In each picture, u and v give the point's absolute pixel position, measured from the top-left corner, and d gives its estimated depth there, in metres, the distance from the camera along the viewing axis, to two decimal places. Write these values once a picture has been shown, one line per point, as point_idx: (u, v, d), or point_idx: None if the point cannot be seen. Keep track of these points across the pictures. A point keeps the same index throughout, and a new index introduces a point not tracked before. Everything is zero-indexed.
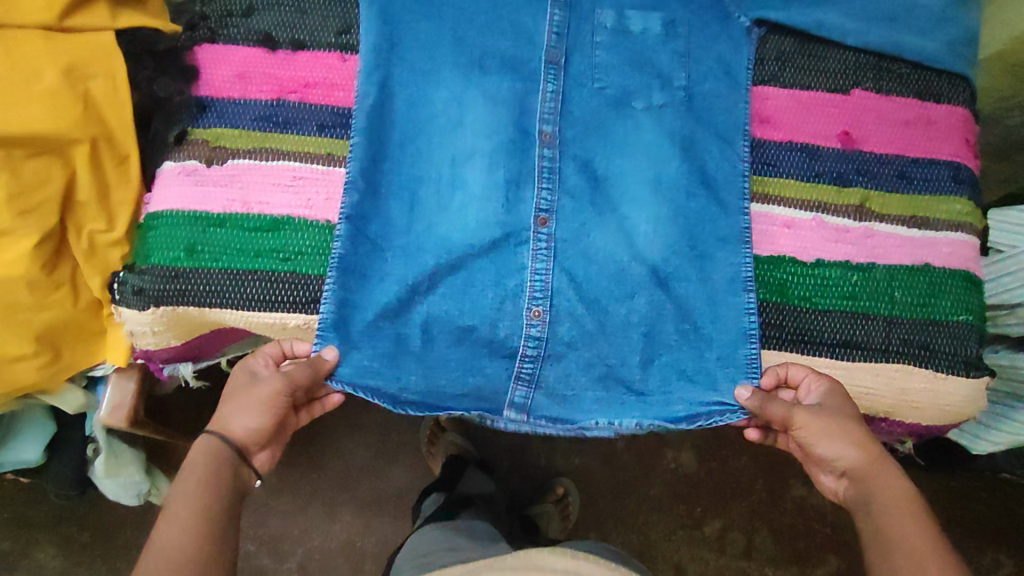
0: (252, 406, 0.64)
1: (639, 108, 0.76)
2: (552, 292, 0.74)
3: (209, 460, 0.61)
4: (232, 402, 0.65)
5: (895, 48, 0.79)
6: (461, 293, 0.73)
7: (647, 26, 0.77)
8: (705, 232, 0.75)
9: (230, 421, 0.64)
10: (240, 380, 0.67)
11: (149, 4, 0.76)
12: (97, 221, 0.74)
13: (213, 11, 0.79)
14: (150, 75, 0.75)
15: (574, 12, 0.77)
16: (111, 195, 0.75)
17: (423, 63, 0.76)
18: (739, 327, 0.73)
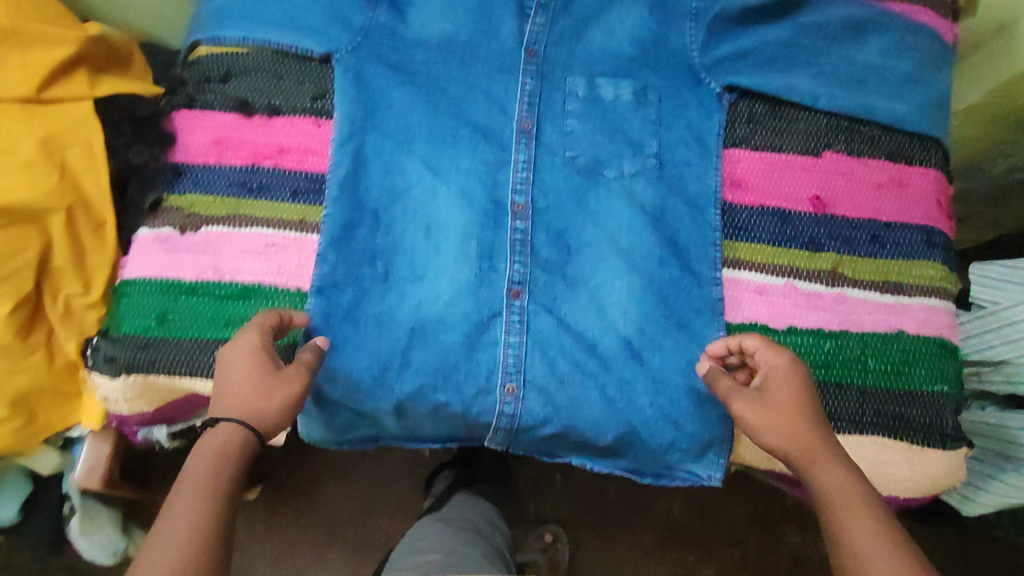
0: (267, 398, 0.60)
1: (611, 176, 0.78)
2: (524, 367, 0.71)
3: (220, 447, 0.57)
4: (241, 383, 0.61)
5: (866, 109, 0.81)
6: (444, 371, 0.70)
7: (619, 93, 0.81)
8: (679, 306, 0.73)
9: (241, 408, 0.59)
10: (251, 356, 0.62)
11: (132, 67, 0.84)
12: (73, 285, 0.75)
13: (194, 76, 0.81)
14: (127, 142, 0.77)
15: (546, 80, 0.81)
16: (87, 259, 0.76)
17: (399, 132, 0.78)
18: (710, 405, 0.70)
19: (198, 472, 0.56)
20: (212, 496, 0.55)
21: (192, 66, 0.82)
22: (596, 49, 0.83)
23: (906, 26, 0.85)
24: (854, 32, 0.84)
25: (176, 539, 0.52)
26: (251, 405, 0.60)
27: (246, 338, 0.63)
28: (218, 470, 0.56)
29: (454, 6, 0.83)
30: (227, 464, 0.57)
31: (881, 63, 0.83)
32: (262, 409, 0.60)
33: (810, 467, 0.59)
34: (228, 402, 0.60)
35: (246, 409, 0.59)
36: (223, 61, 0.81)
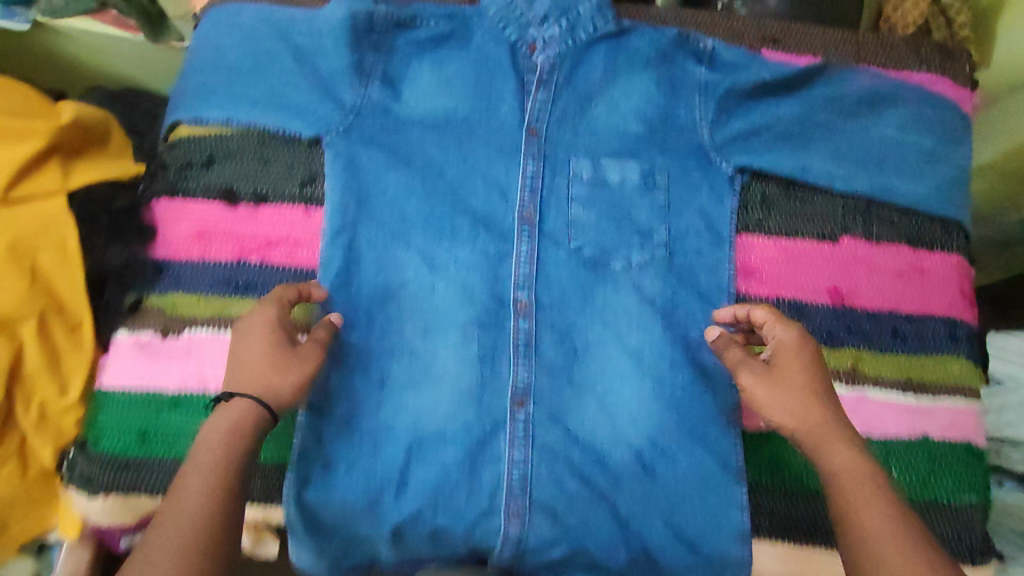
0: (281, 374, 0.59)
1: (617, 268, 0.74)
2: (531, 487, 0.67)
3: (229, 421, 0.55)
4: (253, 360, 0.59)
5: (882, 189, 0.77)
6: (443, 493, 0.67)
7: (625, 176, 0.77)
8: (694, 409, 0.69)
9: (254, 382, 0.58)
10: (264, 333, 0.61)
11: (110, 144, 0.78)
12: (48, 388, 0.70)
13: (175, 159, 0.76)
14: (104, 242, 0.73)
15: (549, 162, 0.77)
16: (62, 362, 0.71)
17: (394, 224, 0.74)
18: (724, 527, 0.67)
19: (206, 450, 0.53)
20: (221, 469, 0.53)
21: (173, 147, 0.77)
22: (600, 128, 0.79)
23: (925, 99, 0.81)
24: (871, 104, 0.80)
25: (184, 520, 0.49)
26: (264, 379, 0.58)
27: (258, 316, 0.63)
28: (230, 446, 0.54)
29: (451, 80, 0.79)
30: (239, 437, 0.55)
31: (899, 138, 0.79)
32: (274, 384, 0.59)
33: (819, 448, 0.57)
34: (237, 380, 0.58)
35: (256, 384, 0.58)
36: (207, 142, 0.76)
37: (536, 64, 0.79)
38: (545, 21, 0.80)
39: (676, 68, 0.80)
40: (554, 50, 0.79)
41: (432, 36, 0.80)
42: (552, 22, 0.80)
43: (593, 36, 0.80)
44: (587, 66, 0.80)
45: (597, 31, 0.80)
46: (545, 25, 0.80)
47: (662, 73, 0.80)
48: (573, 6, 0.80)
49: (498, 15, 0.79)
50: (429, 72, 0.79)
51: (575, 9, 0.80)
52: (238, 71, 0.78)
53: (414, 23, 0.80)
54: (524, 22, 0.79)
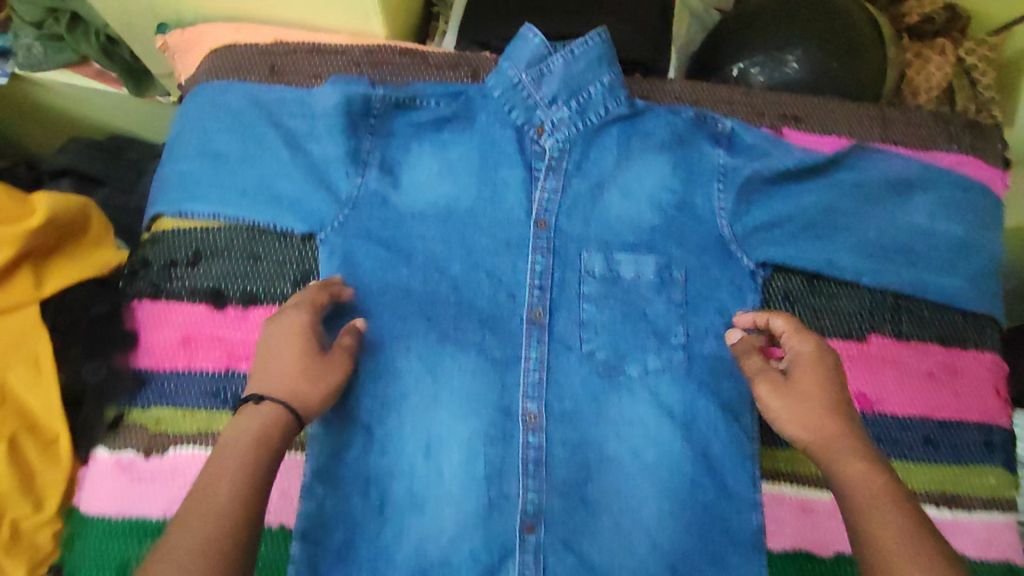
0: (310, 384, 0.58)
1: (633, 374, 0.70)
2: None
3: (254, 422, 0.54)
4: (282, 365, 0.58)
5: (912, 284, 0.73)
6: None
7: (640, 271, 0.73)
8: (719, 523, 0.67)
9: (283, 386, 0.57)
10: (291, 338, 0.60)
11: (88, 229, 0.72)
12: (22, 507, 0.62)
13: (159, 256, 0.71)
14: (81, 361, 0.67)
15: (559, 256, 0.72)
16: (37, 479, 0.64)
17: (395, 326, 0.70)
18: None
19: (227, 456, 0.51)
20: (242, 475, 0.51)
21: (156, 241, 0.72)
22: (613, 217, 0.74)
23: (956, 182, 0.77)
24: (899, 189, 0.76)
25: (212, 519, 0.48)
26: (290, 388, 0.57)
27: (291, 318, 0.62)
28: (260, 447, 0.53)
29: (454, 167, 0.75)
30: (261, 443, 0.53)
31: (928, 226, 0.75)
32: (302, 392, 0.58)
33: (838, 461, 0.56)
34: (263, 385, 0.57)
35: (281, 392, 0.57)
36: (193, 237, 0.72)
37: (545, 149, 0.75)
38: (553, 102, 0.74)
39: (692, 152, 0.76)
40: (563, 133, 0.75)
41: (433, 118, 0.75)
42: (561, 103, 0.74)
43: (604, 119, 0.75)
44: (599, 150, 0.75)
45: (609, 113, 0.75)
46: (553, 106, 0.74)
47: (679, 156, 0.76)
48: (584, 85, 0.74)
49: (504, 97, 0.75)
50: (430, 157, 0.75)
51: (586, 89, 0.74)
52: (225, 159, 0.73)
53: (414, 104, 0.75)
54: (532, 103, 0.74)
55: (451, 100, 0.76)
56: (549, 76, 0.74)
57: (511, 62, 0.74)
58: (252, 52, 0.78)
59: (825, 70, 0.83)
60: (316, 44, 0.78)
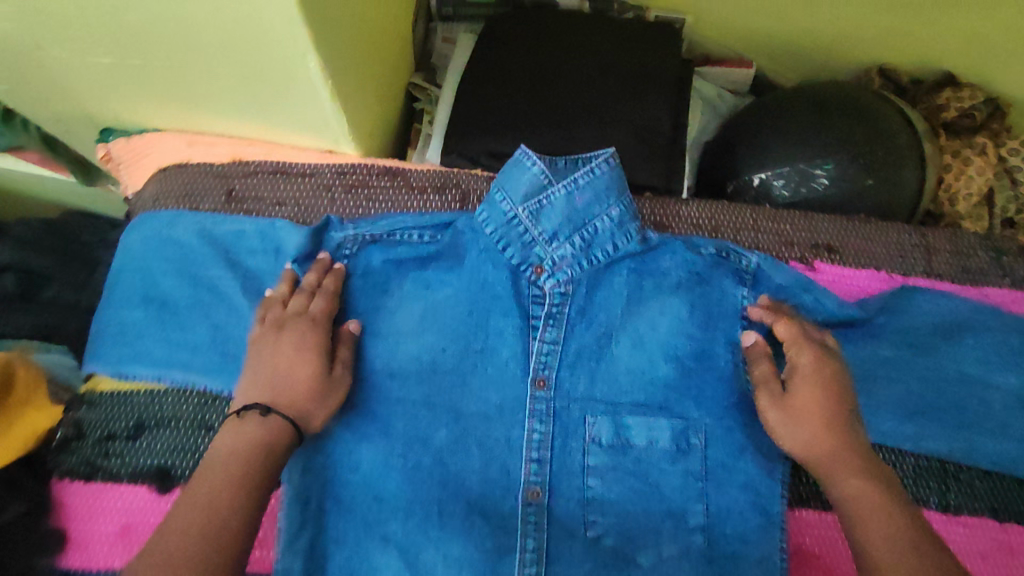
0: (312, 402, 0.57)
1: (645, 565, 0.60)
2: None
3: (253, 437, 0.52)
4: (283, 378, 0.57)
5: (962, 446, 0.64)
6: None
7: (653, 437, 0.63)
8: None
9: (288, 401, 0.55)
10: (293, 350, 0.58)
11: (15, 386, 0.62)
12: None
13: (95, 428, 0.62)
14: None
15: (560, 422, 0.63)
16: None
17: (370, 508, 0.60)
18: None
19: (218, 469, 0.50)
20: (240, 492, 0.49)
21: (93, 406, 0.63)
22: (621, 374, 0.65)
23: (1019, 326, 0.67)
24: (945, 332, 0.67)
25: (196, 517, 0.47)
26: (294, 404, 0.56)
27: (295, 327, 0.60)
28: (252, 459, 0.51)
29: (438, 313, 0.65)
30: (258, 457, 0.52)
31: (981, 377, 0.65)
32: (303, 407, 0.56)
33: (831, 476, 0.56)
34: (263, 397, 0.56)
35: (285, 406, 0.55)
36: (137, 403, 0.63)
37: (544, 291, 0.66)
38: (554, 238, 0.65)
39: (713, 292, 0.66)
40: (565, 274, 0.65)
41: (416, 255, 0.66)
42: (563, 239, 0.65)
43: (613, 257, 0.66)
44: (606, 293, 0.66)
45: (619, 250, 0.66)
46: (554, 242, 0.65)
47: (698, 298, 0.66)
48: (589, 219, 0.64)
49: (497, 233, 0.65)
50: (412, 302, 0.65)
51: (591, 224, 0.65)
52: (174, 309, 0.64)
53: (393, 239, 0.65)
54: (528, 240, 0.65)
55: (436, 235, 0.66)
56: (549, 210, 0.64)
57: (503, 189, 0.65)
58: (205, 174, 0.68)
59: (859, 188, 0.74)
60: (282, 164, 0.68)
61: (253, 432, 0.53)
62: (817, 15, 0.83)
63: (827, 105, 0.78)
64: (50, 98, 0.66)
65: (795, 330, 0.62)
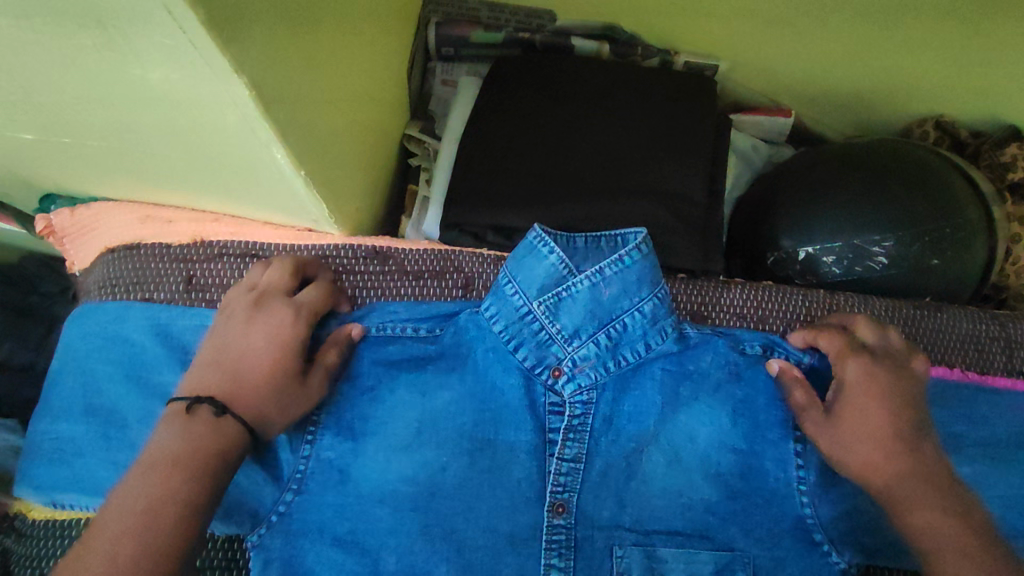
0: (277, 403, 0.48)
1: None
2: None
3: (206, 446, 0.44)
4: (248, 371, 0.47)
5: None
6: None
7: (692, 571, 0.52)
8: None
9: (251, 399, 0.47)
10: (266, 342, 0.49)
11: None
12: None
13: (25, 567, 0.51)
14: None
15: (582, 554, 0.52)
16: None
17: None
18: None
19: (155, 476, 0.42)
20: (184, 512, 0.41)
21: (25, 538, 0.52)
22: (656, 495, 0.54)
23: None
24: None
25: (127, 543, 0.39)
26: (256, 404, 0.47)
27: (276, 310, 0.51)
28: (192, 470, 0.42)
29: (437, 424, 0.54)
30: (211, 473, 0.43)
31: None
32: (266, 407, 0.47)
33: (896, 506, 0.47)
34: (220, 391, 0.47)
35: (246, 404, 0.46)
36: (72, 538, 0.52)
37: (564, 398, 0.56)
38: (575, 337, 0.55)
39: (760, 397, 0.56)
40: (587, 377, 0.56)
41: (411, 356, 0.56)
42: (586, 336, 0.55)
43: (644, 357, 0.56)
44: (636, 399, 0.56)
45: (650, 351, 0.56)
46: (575, 341, 0.55)
47: (744, 407, 0.56)
48: (617, 314, 0.55)
49: (507, 331, 0.56)
50: (406, 409, 0.54)
51: (619, 320, 0.55)
52: (120, 421, 0.53)
53: (386, 334, 0.56)
54: (544, 338, 0.55)
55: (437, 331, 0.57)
56: (569, 303, 0.55)
57: (515, 276, 0.55)
58: (160, 257, 0.57)
59: (922, 266, 0.65)
60: (250, 246, 0.57)
61: (206, 436, 0.44)
62: (861, 63, 0.75)
63: (879, 167, 0.68)
64: None
65: (837, 342, 0.54)
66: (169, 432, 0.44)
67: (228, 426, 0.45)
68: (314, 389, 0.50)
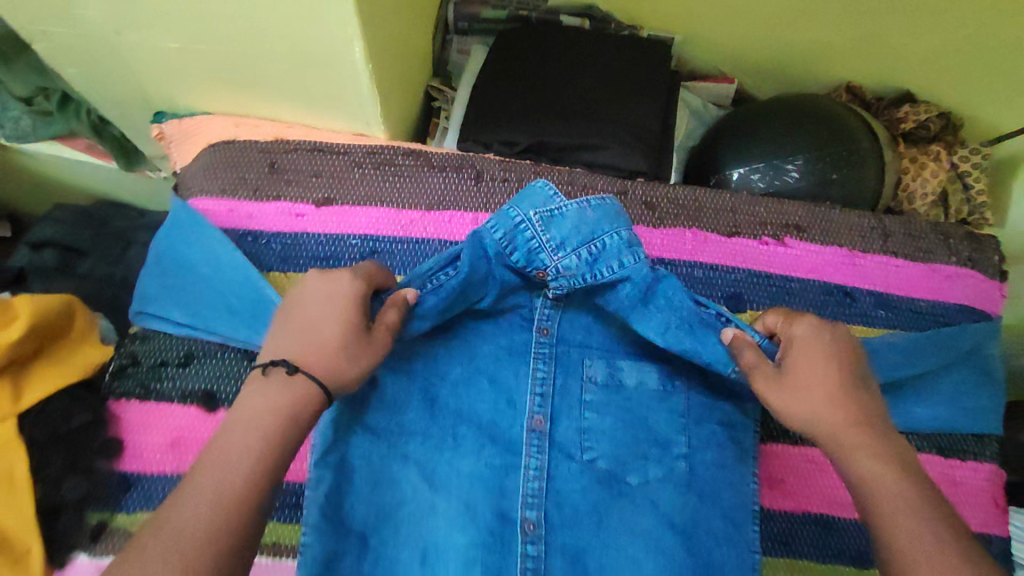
0: (344, 361, 0.55)
1: (634, 483, 0.69)
2: None
3: (281, 408, 0.52)
4: (320, 337, 0.55)
5: (906, 421, 0.70)
6: None
7: (642, 379, 0.72)
8: None
9: (320, 359, 0.55)
10: (331, 309, 0.57)
11: (73, 327, 0.69)
12: None
13: (149, 357, 0.70)
14: (58, 475, 0.64)
15: (561, 363, 0.72)
16: None
17: (392, 433, 0.68)
18: None
19: (245, 435, 0.50)
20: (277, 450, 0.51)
21: (147, 339, 0.71)
22: (615, 328, 0.75)
23: (971, 341, 0.72)
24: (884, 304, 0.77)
25: (250, 447, 0.50)
26: (322, 367, 0.54)
27: (338, 280, 0.59)
28: (269, 432, 0.51)
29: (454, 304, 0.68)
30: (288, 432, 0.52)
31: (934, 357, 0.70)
32: (334, 369, 0.55)
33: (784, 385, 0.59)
34: (295, 352, 0.55)
35: (315, 367, 0.54)
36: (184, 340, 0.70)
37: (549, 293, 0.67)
38: (562, 247, 0.64)
39: (707, 338, 0.65)
40: (570, 282, 0.66)
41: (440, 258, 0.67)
42: (570, 250, 0.64)
43: (618, 273, 0.65)
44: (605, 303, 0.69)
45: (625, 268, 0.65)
46: (560, 253, 0.64)
47: (695, 327, 0.66)
48: (598, 235, 0.65)
49: (503, 239, 0.64)
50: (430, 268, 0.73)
51: (599, 239, 0.65)
52: (190, 271, 0.68)
53: (423, 287, 0.65)
54: (536, 247, 0.64)
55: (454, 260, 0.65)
56: (560, 219, 0.64)
57: (517, 204, 0.65)
58: (251, 149, 0.77)
59: (825, 180, 0.85)
60: (319, 144, 0.78)
61: (281, 400, 0.52)
62: (786, 38, 0.95)
63: (790, 110, 0.88)
64: (118, 81, 0.75)
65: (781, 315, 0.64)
66: (255, 393, 0.53)
67: (310, 352, 0.55)
68: (377, 345, 0.57)
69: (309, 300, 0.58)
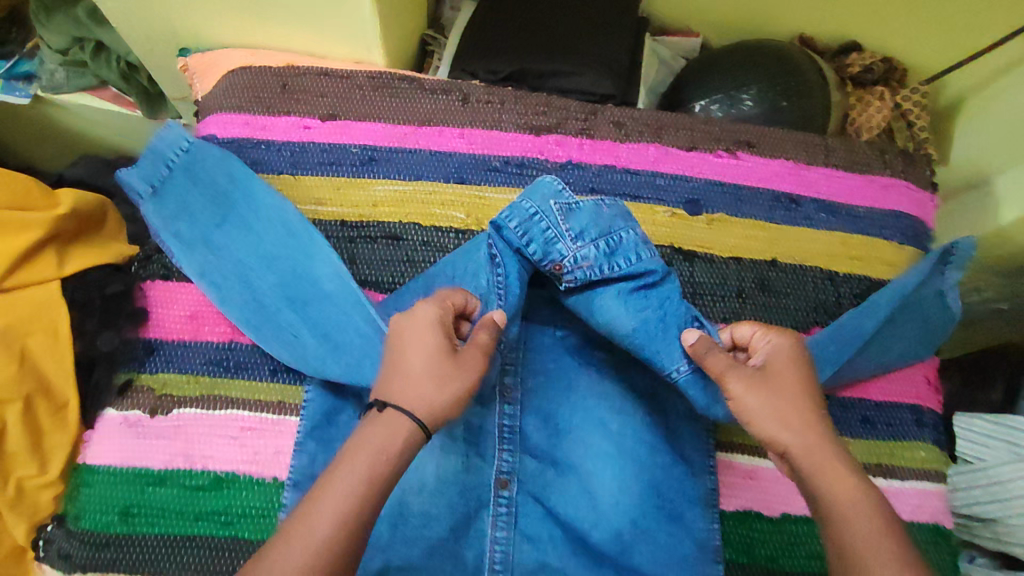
0: (438, 394, 0.58)
1: (600, 356, 0.79)
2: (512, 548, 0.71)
3: (384, 452, 0.54)
4: (416, 373, 0.58)
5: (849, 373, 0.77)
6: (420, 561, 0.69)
7: None
8: (677, 484, 0.73)
9: (409, 396, 0.57)
10: (423, 344, 0.60)
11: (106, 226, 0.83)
12: (28, 467, 0.70)
13: None
14: (94, 331, 0.74)
15: None
16: (44, 440, 0.71)
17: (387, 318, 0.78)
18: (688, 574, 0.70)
19: (355, 477, 0.53)
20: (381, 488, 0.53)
21: None
22: None
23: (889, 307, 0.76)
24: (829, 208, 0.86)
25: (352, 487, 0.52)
26: (419, 401, 0.57)
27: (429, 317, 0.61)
28: (374, 474, 0.53)
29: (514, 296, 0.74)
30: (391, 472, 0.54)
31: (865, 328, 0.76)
32: (434, 409, 0.57)
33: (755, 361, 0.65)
34: (392, 391, 0.58)
35: (410, 401, 0.57)
36: None
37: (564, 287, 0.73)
38: (580, 238, 0.72)
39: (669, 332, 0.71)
40: (587, 274, 0.71)
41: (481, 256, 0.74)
42: (588, 240, 0.72)
43: (632, 265, 0.72)
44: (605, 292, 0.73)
45: (640, 260, 0.72)
46: (580, 242, 0.72)
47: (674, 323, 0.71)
48: (614, 231, 0.73)
49: (520, 229, 0.71)
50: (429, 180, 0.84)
51: (615, 233, 0.73)
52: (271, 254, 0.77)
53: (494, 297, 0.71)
54: (552, 237, 0.72)
55: (496, 261, 0.72)
56: (579, 212, 0.72)
57: (531, 198, 0.73)
58: (265, 74, 0.88)
59: (776, 108, 0.95)
60: (325, 69, 0.88)
61: (384, 448, 0.54)
62: None
63: (745, 49, 0.99)
64: (151, 16, 0.86)
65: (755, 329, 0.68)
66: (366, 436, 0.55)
67: (410, 387, 0.58)
68: (466, 364, 0.60)
69: (406, 338, 0.60)
